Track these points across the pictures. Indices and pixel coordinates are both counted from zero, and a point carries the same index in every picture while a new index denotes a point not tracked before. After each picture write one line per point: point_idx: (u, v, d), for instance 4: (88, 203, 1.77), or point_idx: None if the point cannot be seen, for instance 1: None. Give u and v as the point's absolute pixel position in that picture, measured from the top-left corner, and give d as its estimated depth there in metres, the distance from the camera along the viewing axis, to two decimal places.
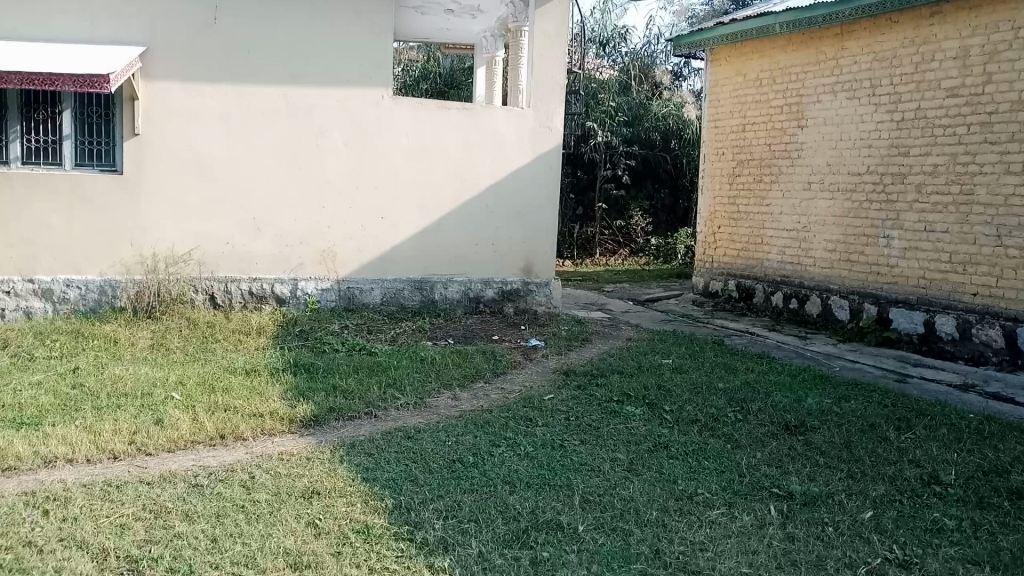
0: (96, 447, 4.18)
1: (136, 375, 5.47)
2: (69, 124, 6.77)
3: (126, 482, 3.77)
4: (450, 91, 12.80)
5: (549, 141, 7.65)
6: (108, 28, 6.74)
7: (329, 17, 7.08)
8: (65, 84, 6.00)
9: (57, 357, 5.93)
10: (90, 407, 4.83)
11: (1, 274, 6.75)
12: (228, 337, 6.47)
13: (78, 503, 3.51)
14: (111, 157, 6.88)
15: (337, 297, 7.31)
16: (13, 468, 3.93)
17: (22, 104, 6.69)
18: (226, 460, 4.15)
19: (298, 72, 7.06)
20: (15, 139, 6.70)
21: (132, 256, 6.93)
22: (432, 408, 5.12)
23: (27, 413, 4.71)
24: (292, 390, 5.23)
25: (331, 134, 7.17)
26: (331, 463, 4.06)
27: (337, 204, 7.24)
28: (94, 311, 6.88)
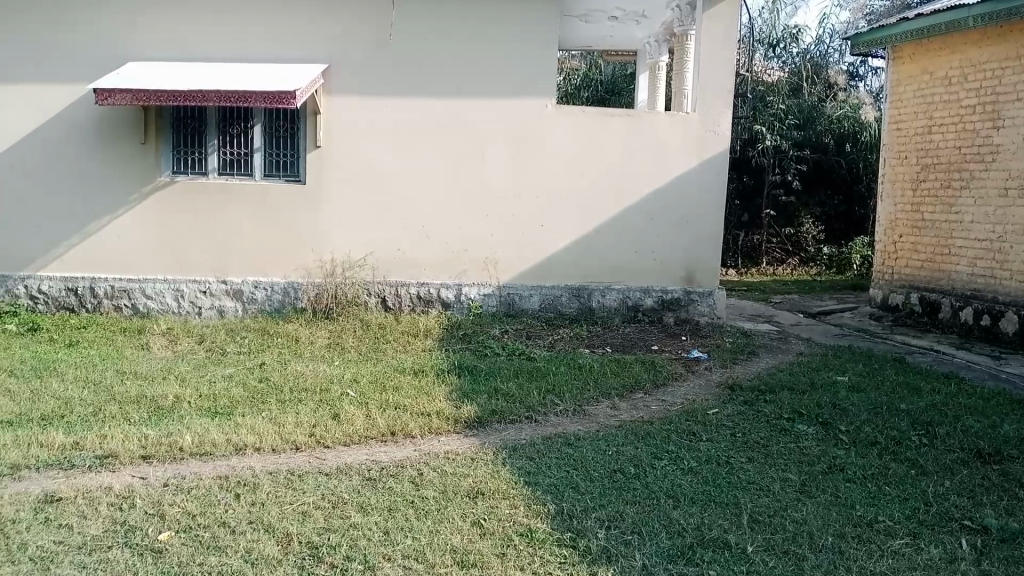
0: (281, 438, 4.47)
1: (313, 372, 5.81)
2: (259, 138, 7.31)
3: (306, 472, 4.01)
4: (612, 98, 12.77)
5: (715, 146, 7.39)
6: (295, 49, 7.23)
7: (496, 29, 7.21)
8: (257, 100, 6.48)
9: (245, 352, 6.43)
10: (275, 400, 5.20)
11: (199, 275, 7.40)
12: (396, 339, 6.76)
13: (265, 489, 3.77)
14: (295, 168, 7.39)
15: (498, 302, 7.45)
16: (208, 453, 4.28)
17: (220, 119, 7.29)
18: (396, 456, 4.31)
19: (465, 83, 7.26)
20: (213, 151, 7.32)
21: (313, 260, 7.40)
22: (592, 415, 5.09)
23: (221, 403, 5.13)
24: (457, 391, 5.38)
25: (494, 144, 7.32)
26: (494, 465, 4.13)
27: (500, 212, 7.39)
28: (277, 310, 7.39)
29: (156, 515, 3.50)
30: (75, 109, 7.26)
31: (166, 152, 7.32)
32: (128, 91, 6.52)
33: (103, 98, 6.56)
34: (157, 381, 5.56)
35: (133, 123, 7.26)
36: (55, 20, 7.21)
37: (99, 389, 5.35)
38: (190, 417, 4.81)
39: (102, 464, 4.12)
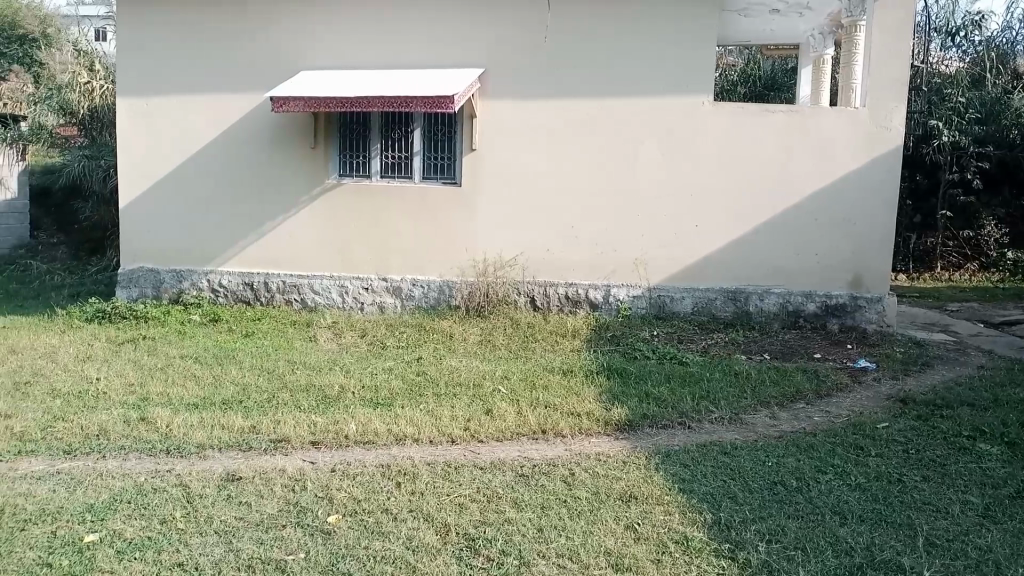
0: (438, 430, 4.62)
1: (468, 367, 5.96)
2: (419, 141, 7.58)
3: (462, 465, 4.11)
4: (770, 94, 12.26)
5: (885, 142, 6.95)
6: (454, 54, 7.43)
7: (653, 27, 7.08)
8: (417, 105, 6.72)
9: (403, 347, 6.70)
10: (431, 393, 5.37)
11: (362, 273, 7.78)
12: (546, 338, 6.81)
13: (424, 479, 3.90)
14: (451, 170, 7.61)
15: (649, 304, 7.35)
16: (371, 441, 4.49)
17: (383, 124, 7.61)
18: (547, 454, 4.34)
19: (619, 83, 7.20)
20: (377, 155, 7.66)
21: (466, 260, 7.59)
22: (749, 425, 4.91)
23: (381, 394, 5.36)
24: (607, 393, 5.35)
25: (647, 144, 7.22)
26: (647, 470, 4.06)
27: (651, 213, 7.28)
28: (433, 307, 7.65)
29: (325, 498, 3.70)
30: (253, 118, 7.81)
31: (333, 156, 7.74)
32: (301, 99, 6.95)
33: (278, 105, 7.02)
34: (323, 371, 5.90)
35: (303, 129, 7.71)
36: (236, 34, 7.77)
37: (273, 376, 5.75)
38: (354, 407, 5.07)
39: (275, 446, 4.41)
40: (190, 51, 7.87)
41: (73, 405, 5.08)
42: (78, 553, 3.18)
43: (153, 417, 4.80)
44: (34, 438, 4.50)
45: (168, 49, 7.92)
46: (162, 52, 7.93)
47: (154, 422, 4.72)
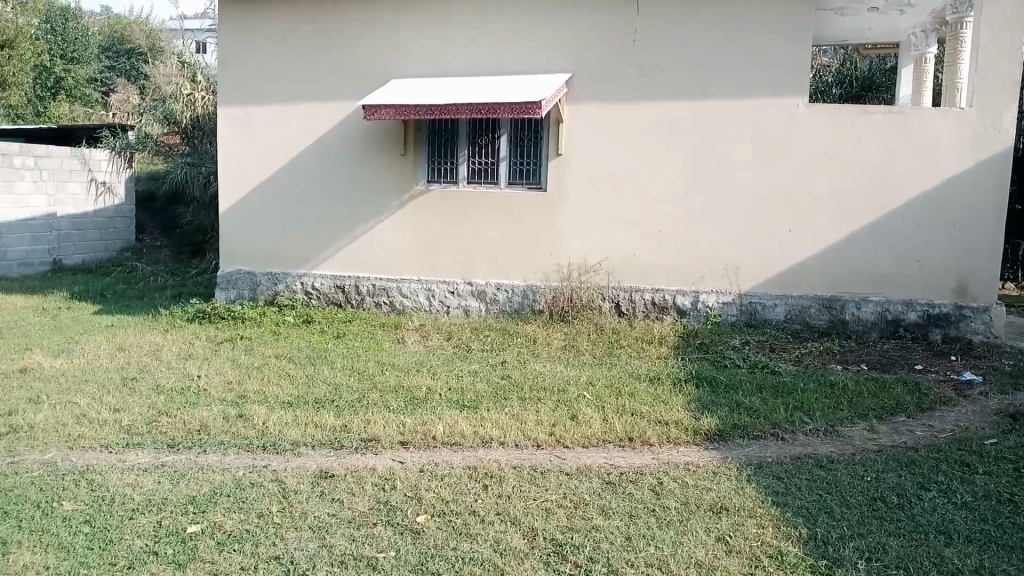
0: (524, 434, 4.62)
1: (552, 372, 5.95)
2: (506, 148, 7.61)
3: (548, 470, 4.10)
4: (868, 94, 11.81)
5: (995, 144, 6.61)
6: (541, 61, 7.46)
7: (746, 30, 6.94)
8: (504, 112, 6.72)
9: (488, 350, 6.75)
10: (517, 397, 5.39)
11: (448, 277, 7.87)
12: (631, 345, 6.74)
13: (510, 483, 3.91)
14: (537, 176, 7.63)
15: (739, 311, 7.19)
16: (458, 443, 4.53)
17: (470, 131, 7.68)
18: (634, 462, 4.29)
19: (710, 86, 7.07)
20: (464, 161, 7.74)
21: (551, 265, 7.58)
22: (846, 438, 4.73)
23: (467, 396, 5.41)
24: (696, 402, 5.25)
25: (739, 147, 7.06)
26: (737, 481, 3.96)
27: (743, 217, 7.11)
28: (517, 311, 7.68)
29: (413, 498, 3.75)
30: (346, 125, 8.02)
31: (422, 162, 7.86)
32: (391, 106, 7.06)
33: (370, 113, 7.15)
34: (411, 372, 5.99)
35: (394, 136, 7.86)
36: (331, 45, 8.00)
37: (363, 377, 5.87)
38: (440, 408, 5.13)
39: (366, 445, 4.50)
40: (288, 63, 8.15)
41: (175, 401, 5.31)
42: (181, 543, 3.32)
43: (250, 414, 4.98)
44: (141, 431, 4.73)
45: (267, 60, 8.22)
46: (262, 64, 8.24)
47: (251, 419, 4.89)
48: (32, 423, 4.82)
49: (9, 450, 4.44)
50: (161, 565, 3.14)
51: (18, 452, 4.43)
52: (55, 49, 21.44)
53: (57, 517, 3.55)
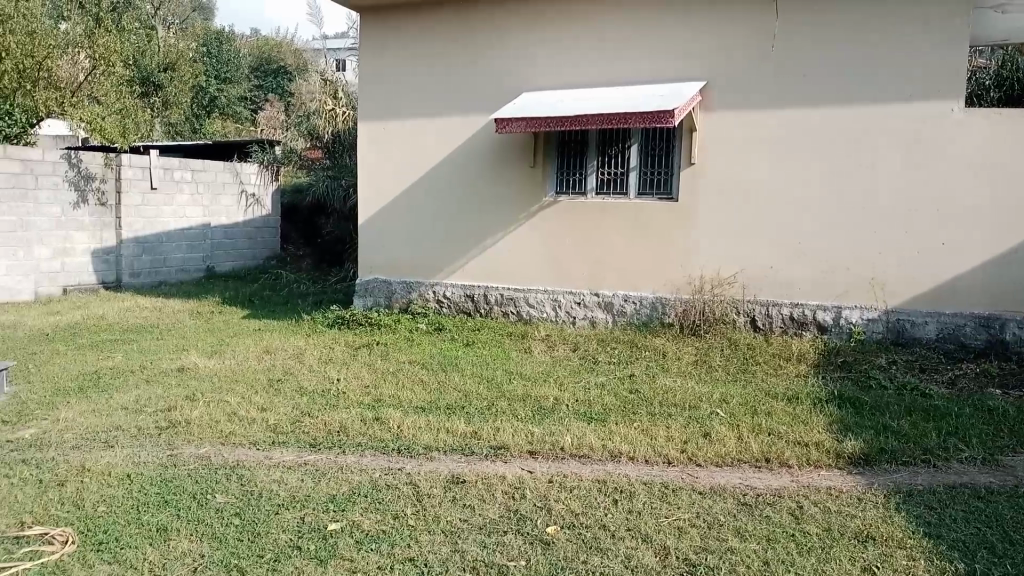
0: (655, 450, 4.54)
1: (683, 388, 5.82)
2: (635, 158, 7.55)
3: (680, 487, 4.02)
4: None
5: None
6: (674, 69, 7.36)
7: (840, 29, 6.75)
8: (635, 122, 6.67)
9: (616, 363, 6.70)
10: (647, 411, 5.31)
11: (576, 288, 7.87)
12: (766, 362, 6.51)
13: (641, 498, 3.85)
14: (668, 186, 7.50)
15: (885, 329, 6.81)
16: (587, 455, 4.51)
17: (600, 141, 7.66)
18: (771, 484, 4.13)
19: (853, 91, 6.75)
20: (593, 172, 7.72)
21: (682, 277, 7.44)
22: (1008, 467, 4.36)
23: (596, 409, 5.38)
24: (838, 423, 5.01)
25: (885, 155, 6.70)
26: (885, 510, 3.74)
27: (889, 229, 6.74)
28: (646, 323, 7.58)
29: (543, 508, 3.76)
30: (478, 138, 8.18)
31: (551, 173, 7.91)
32: (522, 119, 7.14)
33: (501, 126, 7.25)
34: (539, 382, 6.02)
35: (524, 147, 7.94)
36: (465, 59, 8.20)
37: (492, 385, 5.95)
38: (569, 420, 5.12)
39: (496, 453, 4.55)
40: (422, 79, 8.43)
41: (317, 402, 5.56)
42: (323, 539, 3.46)
43: (385, 418, 5.15)
44: (285, 430, 4.98)
45: (402, 78, 8.53)
46: (398, 81, 8.57)
47: (386, 423, 5.06)
48: (189, 418, 5.18)
49: (169, 443, 4.77)
50: (305, 560, 3.28)
51: (176, 445, 4.76)
52: (211, 71, 23.09)
53: (211, 508, 3.79)
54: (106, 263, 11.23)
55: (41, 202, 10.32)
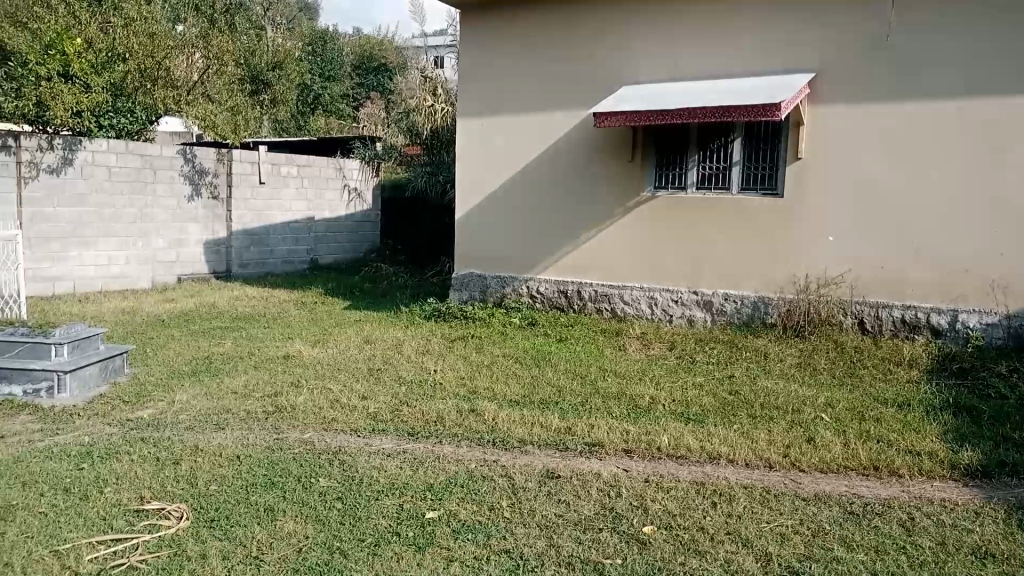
0: (755, 453, 4.42)
1: (786, 391, 5.63)
2: (739, 152, 7.34)
3: (783, 493, 3.89)
4: None
5: None
6: (781, 61, 7.15)
7: (963, 17, 6.40)
8: (740, 115, 6.48)
9: (715, 363, 6.56)
10: (747, 414, 5.17)
11: (674, 285, 7.74)
12: (875, 367, 6.25)
13: (742, 502, 3.75)
14: (773, 181, 7.27)
15: (1007, 334, 6.42)
16: (684, 456, 4.43)
17: (701, 135, 7.50)
18: (880, 493, 3.95)
19: (978, 83, 6.39)
20: (693, 166, 7.57)
21: (786, 276, 7.21)
22: None
23: (694, 409, 5.28)
24: (953, 433, 4.75)
25: (1011, 151, 6.30)
26: (1006, 526, 3.52)
27: (1014, 229, 6.34)
28: (746, 323, 7.39)
29: (640, 508, 3.71)
30: (577, 132, 8.14)
31: (650, 168, 7.79)
32: (622, 113, 7.06)
33: (601, 121, 7.20)
34: (635, 380, 5.96)
35: (624, 141, 7.85)
36: (566, 53, 8.19)
37: (586, 381, 5.92)
38: (665, 419, 5.04)
39: (591, 450, 4.53)
40: (522, 75, 8.46)
41: (414, 392, 5.66)
42: (421, 527, 3.52)
43: (481, 410, 5.20)
44: (385, 418, 5.10)
45: (502, 74, 8.60)
46: (499, 77, 8.63)
47: (482, 415, 5.10)
48: (294, 404, 5.37)
49: (275, 427, 4.96)
50: (403, 546, 3.34)
51: (282, 429, 4.94)
52: (316, 70, 23.84)
53: (315, 491, 3.92)
54: (216, 254, 11.80)
55: (159, 195, 10.91)
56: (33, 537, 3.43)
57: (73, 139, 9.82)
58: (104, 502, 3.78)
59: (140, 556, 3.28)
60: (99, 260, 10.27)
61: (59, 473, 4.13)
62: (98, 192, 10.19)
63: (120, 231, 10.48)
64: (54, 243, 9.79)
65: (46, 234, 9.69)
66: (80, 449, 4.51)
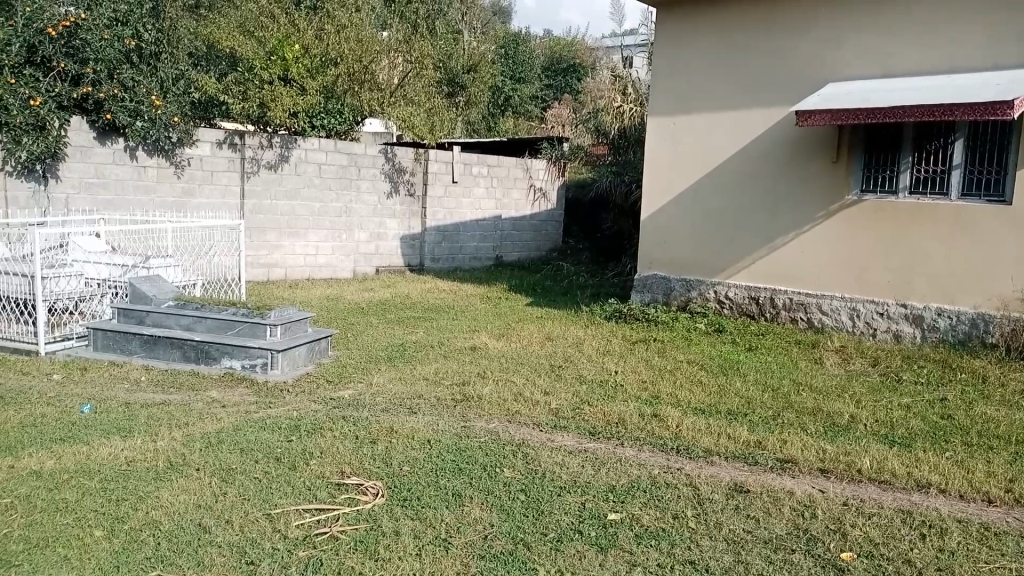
0: (971, 485, 4.02)
1: (1009, 419, 5.08)
2: (961, 154, 6.70)
3: (1004, 532, 3.50)
4: None
5: None
6: (1015, 52, 6.41)
7: None
8: (963, 114, 5.94)
9: (924, 383, 6.04)
10: (961, 441, 4.72)
11: (879, 296, 7.21)
12: None
13: (955, 538, 3.41)
14: (1000, 187, 6.56)
15: None
16: (887, 481, 4.10)
17: (917, 136, 6.92)
18: None
19: None
20: (907, 169, 7.00)
21: (1012, 293, 6.49)
22: None
23: (899, 432, 4.89)
24: None
25: None
26: None
27: None
28: (963, 343, 6.74)
29: (838, 532, 3.48)
30: (775, 132, 7.78)
31: (856, 171, 7.29)
32: (827, 111, 6.67)
33: (803, 120, 6.84)
34: (832, 397, 5.60)
35: (827, 142, 7.41)
36: (768, 49, 7.84)
37: (777, 395, 5.64)
38: (867, 441, 4.70)
39: (783, 466, 4.30)
40: (719, 71, 8.21)
41: (596, 392, 5.66)
42: (603, 528, 3.50)
43: (665, 415, 5.09)
44: (567, 416, 5.13)
45: (698, 70, 8.38)
46: (694, 73, 8.41)
47: (665, 421, 5.00)
48: (480, 394, 5.53)
49: (462, 416, 5.13)
50: (585, 545, 3.34)
51: (469, 417, 5.10)
52: (508, 72, 24.41)
53: (500, 481, 4.01)
54: (411, 247, 12.36)
55: (362, 191, 11.63)
56: (248, 499, 3.77)
57: (290, 138, 10.73)
58: (310, 473, 4.08)
59: (341, 527, 3.50)
60: (307, 250, 11.12)
61: (272, 443, 4.51)
62: (309, 187, 11.05)
63: (328, 224, 11.30)
64: (269, 233, 10.72)
65: (263, 224, 10.64)
66: (290, 422, 4.90)
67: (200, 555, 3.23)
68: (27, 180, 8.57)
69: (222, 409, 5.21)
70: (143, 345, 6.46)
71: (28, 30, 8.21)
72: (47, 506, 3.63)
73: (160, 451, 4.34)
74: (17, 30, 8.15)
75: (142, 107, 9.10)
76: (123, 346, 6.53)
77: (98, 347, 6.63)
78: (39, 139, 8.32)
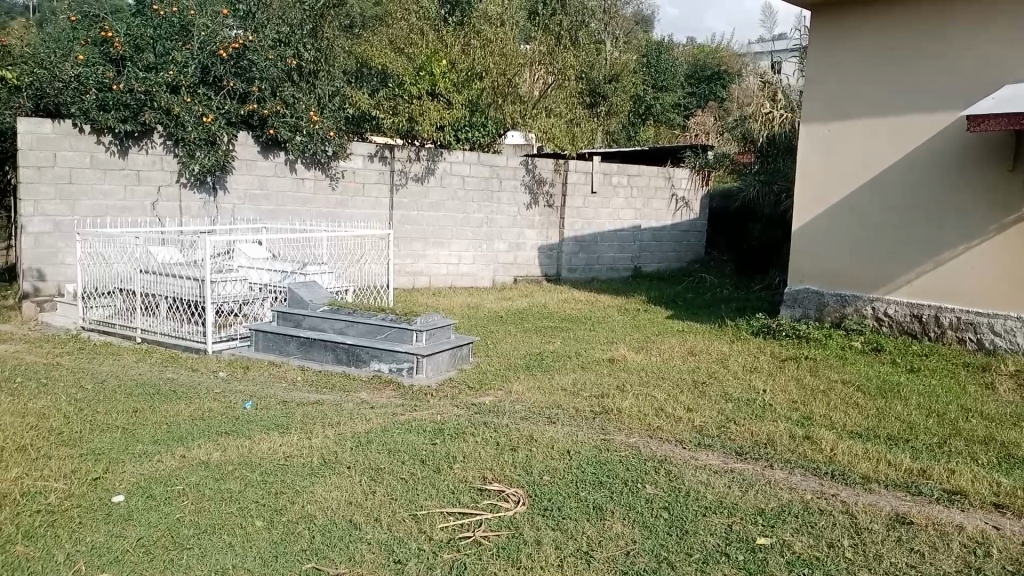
0: None
1: None
2: None
3: None
4: None
5: None
6: None
7: None
8: None
9: None
10: None
11: None
12: None
13: None
14: None
15: None
16: None
17: None
18: None
19: None
20: None
21: None
22: None
23: None
24: None
25: None
26: None
27: None
28: None
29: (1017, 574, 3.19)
30: (941, 139, 7.29)
31: None
32: (1003, 115, 6.15)
33: (976, 125, 6.34)
34: (1005, 425, 5.16)
35: (1003, 150, 6.87)
36: (933, 51, 7.36)
37: (943, 421, 5.24)
38: None
39: (951, 498, 4.00)
40: (878, 76, 7.79)
41: (742, 410, 5.47)
42: (752, 552, 3.37)
43: (817, 437, 4.85)
44: (711, 433, 4.98)
45: (854, 75, 7.98)
46: (849, 78, 8.02)
47: (817, 443, 4.76)
48: (620, 407, 5.47)
49: (602, 428, 5.09)
50: (733, 569, 3.23)
51: (609, 430, 5.06)
52: (649, 81, 24.16)
53: (642, 497, 3.94)
54: (549, 257, 12.45)
55: (504, 203, 11.83)
56: (397, 499, 3.89)
57: (437, 151, 11.05)
58: (454, 479, 4.16)
59: (484, 532, 3.55)
60: (451, 260, 11.44)
61: (418, 445, 4.64)
62: (454, 198, 11.36)
63: (470, 234, 11.57)
64: (416, 243, 11.11)
65: (411, 234, 11.04)
66: (434, 426, 5.03)
67: (351, 551, 3.37)
68: (199, 192, 9.27)
69: (371, 410, 5.44)
70: (300, 346, 6.84)
71: (202, 53, 9.00)
72: (214, 495, 3.90)
73: (315, 449, 4.57)
74: (193, 54, 8.96)
75: (301, 122, 9.66)
76: (281, 347, 6.94)
77: (259, 347, 7.09)
78: (210, 153, 9.05)
